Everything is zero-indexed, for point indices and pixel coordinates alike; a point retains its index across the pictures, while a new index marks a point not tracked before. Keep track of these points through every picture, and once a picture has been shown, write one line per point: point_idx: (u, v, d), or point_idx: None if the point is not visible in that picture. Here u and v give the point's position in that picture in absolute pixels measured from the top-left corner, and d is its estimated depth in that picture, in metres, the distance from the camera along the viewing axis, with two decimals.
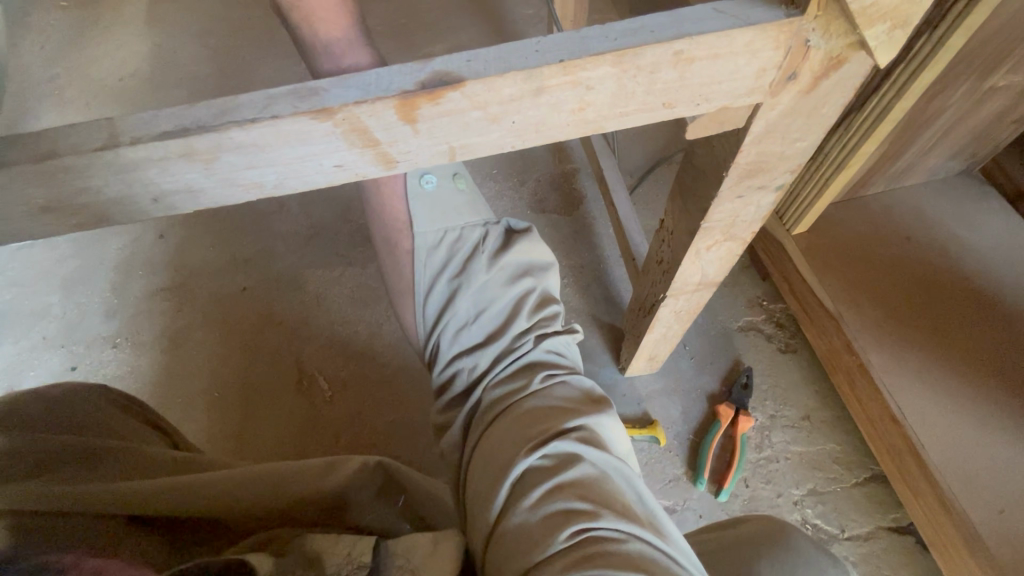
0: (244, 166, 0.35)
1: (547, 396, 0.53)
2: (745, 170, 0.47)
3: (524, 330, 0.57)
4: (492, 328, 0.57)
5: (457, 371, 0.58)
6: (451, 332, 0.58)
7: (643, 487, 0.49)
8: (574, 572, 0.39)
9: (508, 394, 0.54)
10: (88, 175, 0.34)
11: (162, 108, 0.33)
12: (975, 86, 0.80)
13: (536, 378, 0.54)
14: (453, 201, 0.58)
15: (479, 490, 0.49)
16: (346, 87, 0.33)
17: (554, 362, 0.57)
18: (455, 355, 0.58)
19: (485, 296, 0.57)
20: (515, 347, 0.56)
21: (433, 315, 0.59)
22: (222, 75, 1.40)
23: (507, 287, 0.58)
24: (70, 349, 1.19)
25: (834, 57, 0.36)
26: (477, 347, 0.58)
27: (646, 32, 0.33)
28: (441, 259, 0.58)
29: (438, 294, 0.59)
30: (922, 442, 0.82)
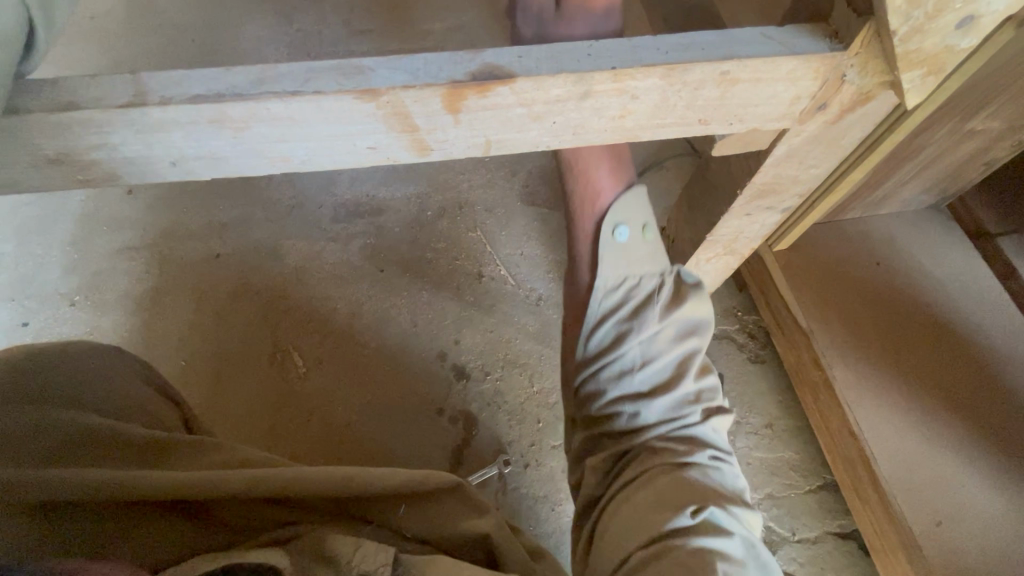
0: (275, 139, 0.34)
1: (704, 472, 0.58)
2: (758, 190, 0.49)
3: (689, 394, 0.62)
4: (654, 384, 0.62)
5: (616, 413, 0.63)
6: (612, 371, 0.63)
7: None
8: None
9: (667, 450, 0.59)
10: (108, 132, 0.32)
11: (195, 69, 0.31)
12: (956, 128, 0.85)
13: (700, 451, 0.59)
14: (640, 254, 0.66)
15: (610, 534, 0.57)
16: (392, 69, 0.32)
17: (711, 439, 0.61)
18: (614, 398, 0.63)
19: (654, 348, 0.63)
20: (680, 415, 0.61)
21: (595, 350, 0.66)
22: (206, 26, 1.33)
23: (675, 344, 0.63)
24: (22, 304, 1.12)
25: (863, 93, 0.37)
26: (639, 397, 0.62)
27: (697, 49, 0.33)
28: (616, 301, 0.66)
29: (607, 333, 0.65)
30: (874, 455, 0.88)
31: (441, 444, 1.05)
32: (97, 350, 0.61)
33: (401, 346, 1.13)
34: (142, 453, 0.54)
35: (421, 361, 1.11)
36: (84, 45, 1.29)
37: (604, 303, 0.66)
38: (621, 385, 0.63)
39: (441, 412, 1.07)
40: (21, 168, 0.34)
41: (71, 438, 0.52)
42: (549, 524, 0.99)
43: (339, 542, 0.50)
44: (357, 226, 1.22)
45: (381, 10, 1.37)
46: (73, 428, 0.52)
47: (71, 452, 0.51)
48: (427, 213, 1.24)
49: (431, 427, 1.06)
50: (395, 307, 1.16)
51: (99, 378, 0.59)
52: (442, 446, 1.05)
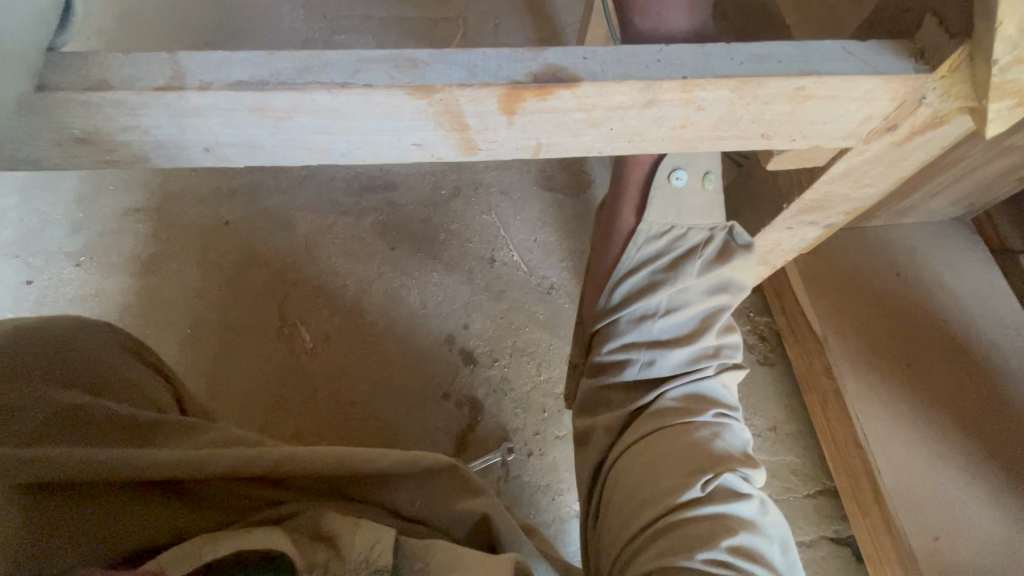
0: (316, 131, 0.32)
1: (714, 433, 0.58)
2: (805, 206, 0.48)
3: (710, 347, 0.61)
4: (678, 335, 0.61)
5: (631, 359, 0.62)
6: (635, 314, 0.62)
7: (787, 535, 0.56)
8: None
9: (680, 408, 0.59)
10: (140, 114, 0.30)
11: (235, 52, 0.29)
12: (994, 143, 0.82)
13: (710, 410, 0.59)
14: (694, 202, 0.63)
15: (615, 514, 0.57)
16: (449, 65, 0.30)
17: (723, 396, 0.61)
18: (632, 342, 0.62)
19: (682, 298, 0.61)
20: (696, 368, 0.61)
21: (623, 294, 0.64)
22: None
23: (705, 299, 0.61)
24: (27, 261, 1.10)
25: (940, 117, 0.39)
26: (657, 345, 0.61)
27: (773, 62, 0.31)
28: (655, 249, 0.63)
29: (637, 279, 0.63)
30: (879, 466, 0.88)
31: (445, 428, 1.05)
32: (78, 326, 0.58)
33: (410, 326, 1.12)
34: (122, 434, 0.52)
35: (428, 343, 1.11)
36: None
37: (641, 249, 0.64)
38: (642, 330, 0.62)
39: (447, 396, 1.07)
40: (48, 145, 0.32)
41: (45, 417, 0.49)
42: (548, 512, 1.01)
43: (343, 521, 0.49)
44: (369, 201, 1.20)
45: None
46: (46, 409, 0.49)
47: (54, 426, 0.49)
48: (441, 192, 1.21)
49: (435, 410, 1.06)
50: (405, 287, 1.14)
51: (83, 355, 0.56)
52: (447, 429, 1.05)
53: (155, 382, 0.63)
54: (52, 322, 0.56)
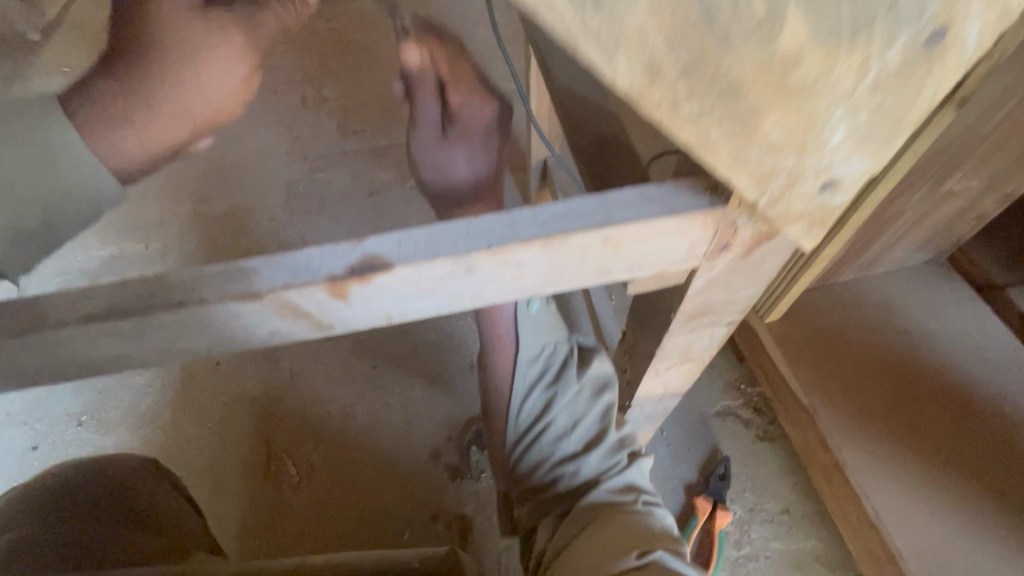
0: (174, 339, 0.35)
1: (646, 516, 0.61)
2: (692, 313, 0.47)
3: (615, 449, 0.66)
4: (587, 438, 0.66)
5: (560, 475, 0.66)
6: (548, 431, 0.68)
7: None
8: None
9: (608, 495, 0.63)
10: (12, 354, 0.33)
11: (92, 288, 0.33)
12: (930, 192, 0.82)
13: (638, 499, 0.63)
14: (546, 321, 0.71)
15: None
16: (275, 269, 0.33)
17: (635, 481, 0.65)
18: (552, 460, 0.67)
19: (577, 408, 0.67)
20: (611, 463, 0.65)
21: (526, 425, 0.70)
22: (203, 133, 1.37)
23: (597, 399, 0.65)
24: (32, 426, 1.17)
25: (763, 232, 0.36)
26: (577, 453, 0.66)
27: (574, 218, 0.34)
28: (538, 370, 0.70)
29: (535, 400, 0.70)
30: (901, 550, 0.80)
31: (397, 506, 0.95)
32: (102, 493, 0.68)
33: (395, 446, 1.12)
34: None
35: (414, 461, 1.10)
36: None
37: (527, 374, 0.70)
38: (554, 444, 0.67)
39: (436, 515, 1.06)
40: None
41: None
42: None
43: None
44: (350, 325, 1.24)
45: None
46: None
47: None
48: None
49: (424, 531, 1.05)
50: (388, 404, 1.16)
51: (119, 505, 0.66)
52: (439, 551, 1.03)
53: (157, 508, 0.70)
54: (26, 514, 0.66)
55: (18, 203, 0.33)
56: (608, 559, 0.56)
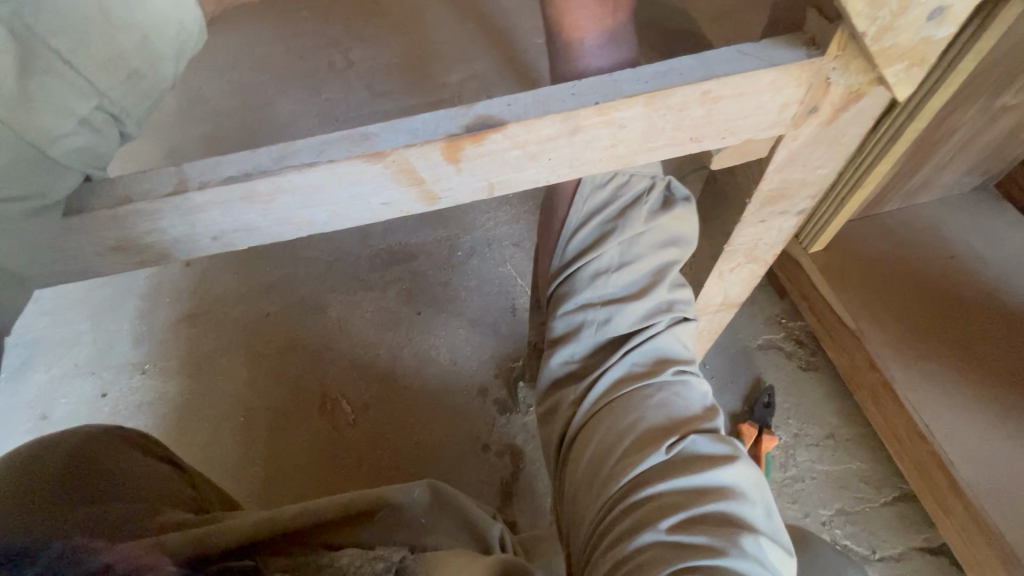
0: (299, 206, 0.38)
1: (678, 392, 0.56)
2: (767, 197, 0.49)
3: (657, 308, 0.58)
4: (631, 289, 0.58)
5: (586, 321, 0.59)
6: (590, 272, 0.59)
7: (770, 503, 0.52)
8: (680, 533, 0.47)
9: (635, 369, 0.57)
10: (158, 218, 0.37)
11: (226, 155, 0.36)
12: (985, 107, 0.81)
13: (667, 369, 0.57)
14: None
15: (582, 479, 0.56)
16: (395, 132, 0.36)
17: (673, 351, 0.58)
18: (587, 303, 0.59)
19: (634, 250, 0.58)
20: (649, 324, 0.58)
21: (573, 253, 0.61)
22: (235, 91, 1.37)
23: (655, 251, 0.58)
24: (100, 376, 1.21)
25: (853, 91, 0.38)
26: (614, 300, 0.58)
27: (675, 74, 0.35)
28: (604, 198, 0.59)
29: (588, 233, 0.59)
30: (951, 459, 0.82)
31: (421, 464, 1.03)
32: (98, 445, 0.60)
33: (444, 385, 1.16)
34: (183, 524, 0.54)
35: (463, 399, 1.15)
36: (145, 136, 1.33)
37: (590, 201, 0.59)
38: (594, 288, 0.59)
39: (487, 447, 1.11)
40: (56, 250, 0.39)
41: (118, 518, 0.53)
42: None
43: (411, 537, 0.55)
44: (393, 273, 1.28)
45: (392, 57, 1.37)
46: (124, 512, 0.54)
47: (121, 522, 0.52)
48: (457, 253, 1.28)
49: (477, 463, 1.10)
50: (434, 346, 1.20)
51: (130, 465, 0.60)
52: (491, 481, 1.08)
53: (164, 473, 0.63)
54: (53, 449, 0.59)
55: (109, 60, 0.37)
56: (635, 444, 0.53)
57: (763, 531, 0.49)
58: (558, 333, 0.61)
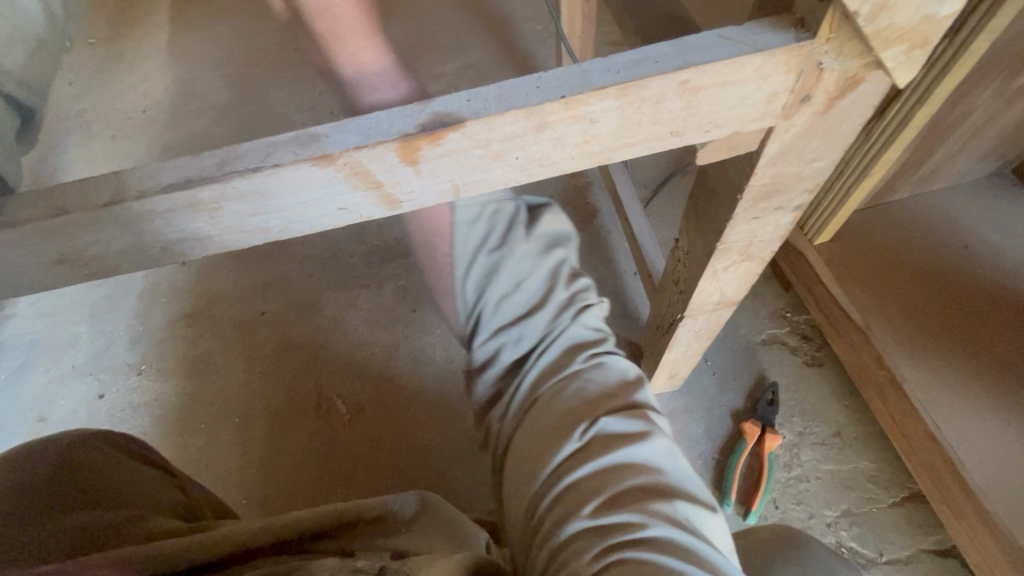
0: (249, 214, 0.36)
1: (586, 376, 0.54)
2: (760, 192, 0.45)
3: (561, 309, 0.56)
4: (532, 303, 0.57)
5: (502, 349, 0.57)
6: (491, 300, 0.56)
7: (690, 469, 0.51)
8: (601, 517, 0.46)
9: (552, 371, 0.55)
10: (99, 229, 0.34)
11: (167, 161, 0.34)
12: (1001, 90, 0.76)
13: (578, 358, 0.55)
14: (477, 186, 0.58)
15: (513, 484, 0.54)
16: (346, 132, 0.33)
17: (588, 337, 0.57)
18: (498, 327, 0.57)
19: (522, 264, 0.56)
20: (556, 325, 0.56)
21: (473, 296, 0.57)
22: (226, 88, 1.34)
23: (541, 259, 0.57)
24: (98, 377, 1.21)
25: (850, 78, 0.35)
26: (519, 322, 0.56)
27: (650, 63, 0.32)
28: (480, 234, 0.56)
29: (477, 270, 0.56)
30: (961, 460, 0.79)
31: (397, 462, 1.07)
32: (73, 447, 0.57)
33: (439, 384, 1.14)
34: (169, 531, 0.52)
35: (459, 398, 1.13)
36: (139, 134, 1.31)
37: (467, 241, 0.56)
38: (498, 312, 0.56)
39: None
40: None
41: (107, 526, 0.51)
42: None
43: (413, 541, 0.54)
44: (388, 270, 1.25)
45: None
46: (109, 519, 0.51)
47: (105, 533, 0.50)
48: None
49: (473, 463, 1.08)
50: (430, 344, 1.18)
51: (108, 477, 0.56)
52: (487, 481, 1.06)
53: (150, 478, 0.60)
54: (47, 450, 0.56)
55: None
56: (552, 440, 0.52)
57: (684, 499, 0.48)
58: (485, 373, 0.58)
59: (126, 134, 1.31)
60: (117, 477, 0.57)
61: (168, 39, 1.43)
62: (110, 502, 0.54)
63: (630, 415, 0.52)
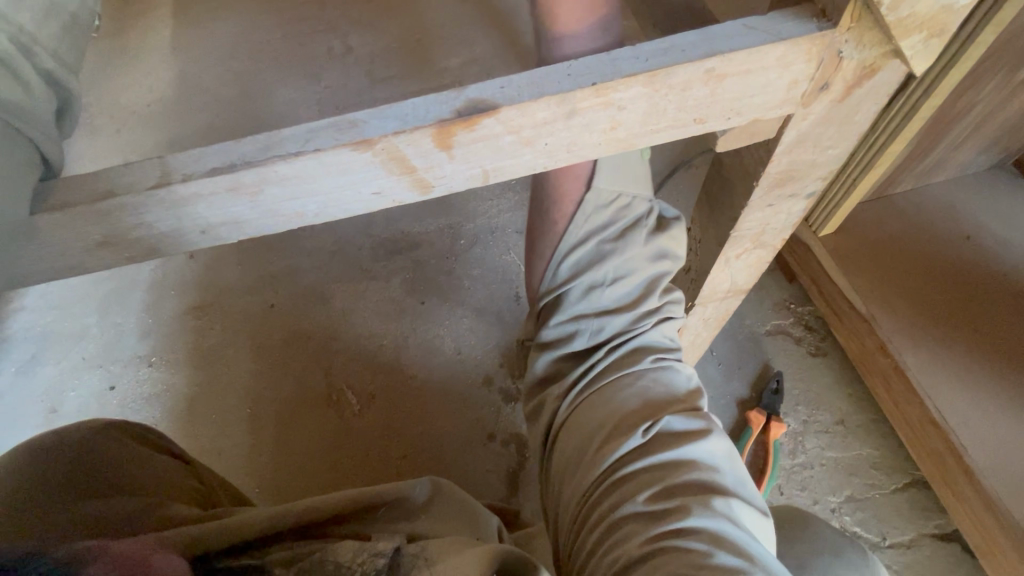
0: (287, 198, 0.37)
1: (656, 378, 0.55)
2: (775, 179, 0.47)
3: (647, 313, 0.57)
4: (621, 301, 0.57)
5: (576, 332, 0.58)
6: (582, 286, 0.57)
7: (744, 474, 0.52)
8: (656, 505, 0.48)
9: (625, 368, 0.55)
10: (143, 213, 0.36)
11: (211, 146, 0.35)
12: (1004, 84, 0.78)
13: (650, 358, 0.56)
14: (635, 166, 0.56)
15: (567, 463, 0.55)
16: (384, 118, 0.34)
17: (665, 347, 0.58)
18: (578, 313, 0.58)
19: (628, 264, 0.56)
20: (636, 328, 0.57)
21: (570, 269, 0.58)
22: (233, 82, 1.35)
23: (645, 264, 0.57)
24: (108, 369, 1.22)
25: (867, 66, 0.36)
26: (604, 313, 0.57)
27: (677, 52, 0.33)
28: (605, 219, 0.56)
29: (585, 251, 0.57)
30: (965, 445, 0.81)
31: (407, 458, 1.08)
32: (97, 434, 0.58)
33: (448, 375, 1.16)
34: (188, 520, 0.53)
35: (467, 388, 1.14)
36: (146, 128, 1.32)
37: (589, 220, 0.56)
38: (587, 298, 0.57)
39: (493, 436, 1.11)
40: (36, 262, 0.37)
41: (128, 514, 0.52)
42: None
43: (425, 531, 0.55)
44: (395, 263, 1.27)
45: (391, 43, 1.34)
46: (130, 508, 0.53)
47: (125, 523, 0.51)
48: (459, 242, 1.27)
49: (483, 452, 1.10)
50: (438, 336, 1.19)
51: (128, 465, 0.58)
52: (496, 470, 1.08)
53: (169, 466, 0.61)
54: (62, 440, 0.56)
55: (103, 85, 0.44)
56: (613, 431, 0.53)
57: (739, 501, 0.49)
58: (553, 347, 0.59)
59: (133, 128, 1.32)
60: (137, 465, 0.58)
61: (173, 33, 1.43)
62: (126, 491, 0.55)
63: (696, 419, 0.53)
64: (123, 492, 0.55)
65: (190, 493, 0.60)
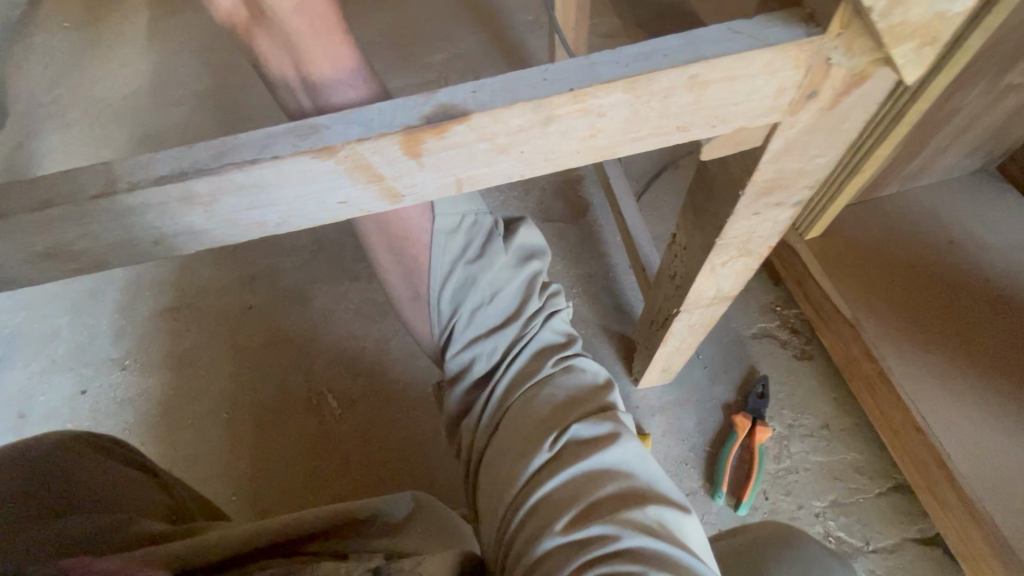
0: (246, 208, 0.34)
1: (557, 381, 0.53)
2: (762, 187, 0.45)
3: (534, 313, 0.57)
4: (505, 311, 0.57)
5: (474, 358, 0.57)
6: (465, 312, 0.57)
7: (664, 475, 0.50)
8: (575, 532, 0.44)
9: (522, 380, 0.54)
10: (89, 223, 0.33)
11: (162, 150, 0.32)
12: (990, 88, 0.77)
13: (547, 362, 0.55)
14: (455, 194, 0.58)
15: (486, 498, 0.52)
16: (347, 124, 0.32)
17: (559, 342, 0.57)
18: (469, 340, 0.57)
19: (497, 278, 0.57)
20: (526, 330, 0.56)
21: (448, 306, 0.58)
22: (210, 75, 1.31)
23: (518, 269, 0.58)
24: (79, 372, 1.18)
25: (857, 74, 0.35)
26: (492, 330, 0.57)
27: (659, 56, 0.32)
28: (460, 243, 0.57)
29: (456, 278, 0.57)
30: (947, 451, 0.81)
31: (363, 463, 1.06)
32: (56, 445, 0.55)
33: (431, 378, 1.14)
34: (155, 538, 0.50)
35: None
36: (119, 122, 1.27)
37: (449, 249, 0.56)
38: (473, 322, 0.57)
39: None
40: None
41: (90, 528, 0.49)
42: None
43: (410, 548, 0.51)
44: None
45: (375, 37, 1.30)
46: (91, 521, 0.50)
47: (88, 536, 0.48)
48: None
49: None
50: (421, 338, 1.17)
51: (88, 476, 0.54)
52: None
53: (130, 477, 0.58)
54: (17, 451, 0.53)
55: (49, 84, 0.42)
56: (520, 451, 0.50)
57: (661, 506, 0.46)
58: (460, 381, 0.58)
59: (105, 122, 1.27)
60: (95, 476, 0.55)
61: (148, 24, 1.38)
62: (83, 503, 0.52)
63: (605, 420, 0.51)
64: (83, 504, 0.52)
65: (155, 507, 0.57)
